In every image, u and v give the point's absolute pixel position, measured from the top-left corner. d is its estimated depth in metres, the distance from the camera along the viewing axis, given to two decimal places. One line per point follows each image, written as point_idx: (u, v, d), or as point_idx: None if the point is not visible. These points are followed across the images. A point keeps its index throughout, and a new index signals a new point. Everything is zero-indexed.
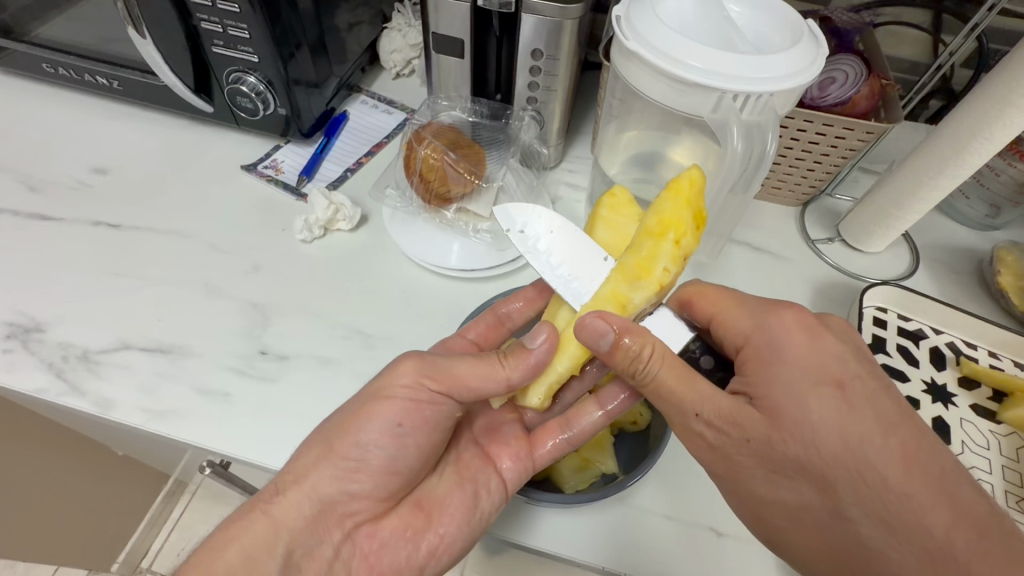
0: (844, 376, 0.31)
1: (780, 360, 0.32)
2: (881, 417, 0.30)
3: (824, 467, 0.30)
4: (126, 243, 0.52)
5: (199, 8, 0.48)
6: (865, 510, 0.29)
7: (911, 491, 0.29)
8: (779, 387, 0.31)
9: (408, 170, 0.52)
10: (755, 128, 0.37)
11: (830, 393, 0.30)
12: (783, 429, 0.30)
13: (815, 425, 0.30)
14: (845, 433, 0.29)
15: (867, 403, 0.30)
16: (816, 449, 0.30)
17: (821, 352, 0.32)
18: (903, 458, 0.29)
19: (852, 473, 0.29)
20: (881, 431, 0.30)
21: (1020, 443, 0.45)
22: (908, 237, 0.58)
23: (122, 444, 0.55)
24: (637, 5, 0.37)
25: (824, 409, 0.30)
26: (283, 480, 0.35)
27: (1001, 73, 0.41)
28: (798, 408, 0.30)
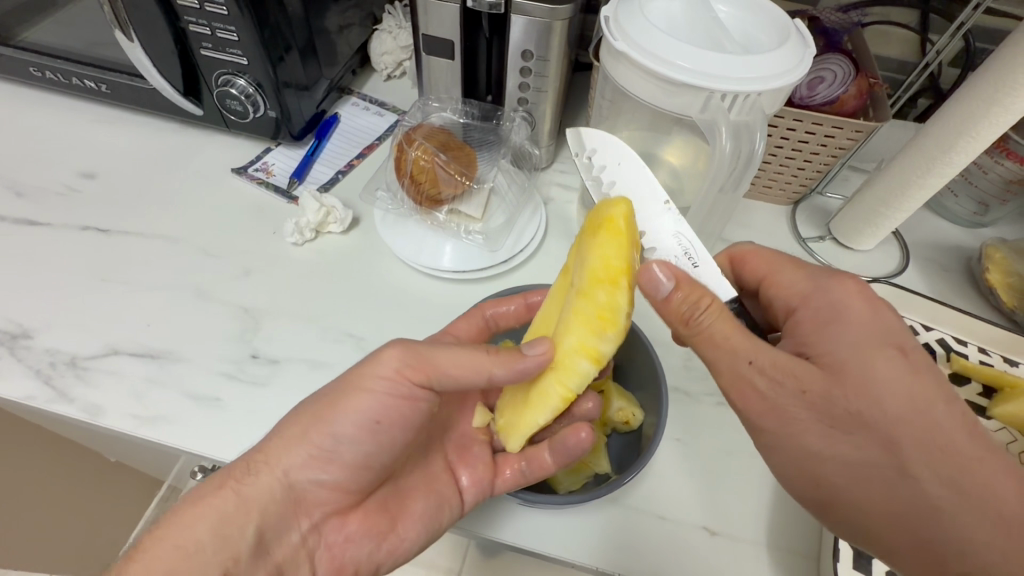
0: (904, 344, 0.30)
1: (841, 324, 0.31)
2: (938, 385, 0.30)
3: (891, 427, 0.29)
4: (115, 248, 0.52)
5: (187, 10, 0.48)
6: (929, 465, 0.28)
7: (971, 454, 0.29)
8: (847, 346, 0.30)
9: (399, 173, 0.52)
10: (742, 129, 0.37)
11: (895, 356, 0.29)
12: (849, 387, 0.29)
13: (884, 386, 0.29)
14: (909, 397, 0.29)
15: (928, 371, 0.30)
16: (884, 409, 0.28)
17: (878, 319, 0.31)
18: (958, 419, 0.29)
19: (919, 434, 0.29)
20: (941, 397, 0.29)
21: (1010, 438, 0.45)
22: (898, 235, 0.59)
23: (114, 450, 0.55)
24: (625, 6, 0.37)
25: (891, 369, 0.29)
26: (250, 459, 0.34)
27: (988, 73, 0.42)
28: (863, 367, 0.29)
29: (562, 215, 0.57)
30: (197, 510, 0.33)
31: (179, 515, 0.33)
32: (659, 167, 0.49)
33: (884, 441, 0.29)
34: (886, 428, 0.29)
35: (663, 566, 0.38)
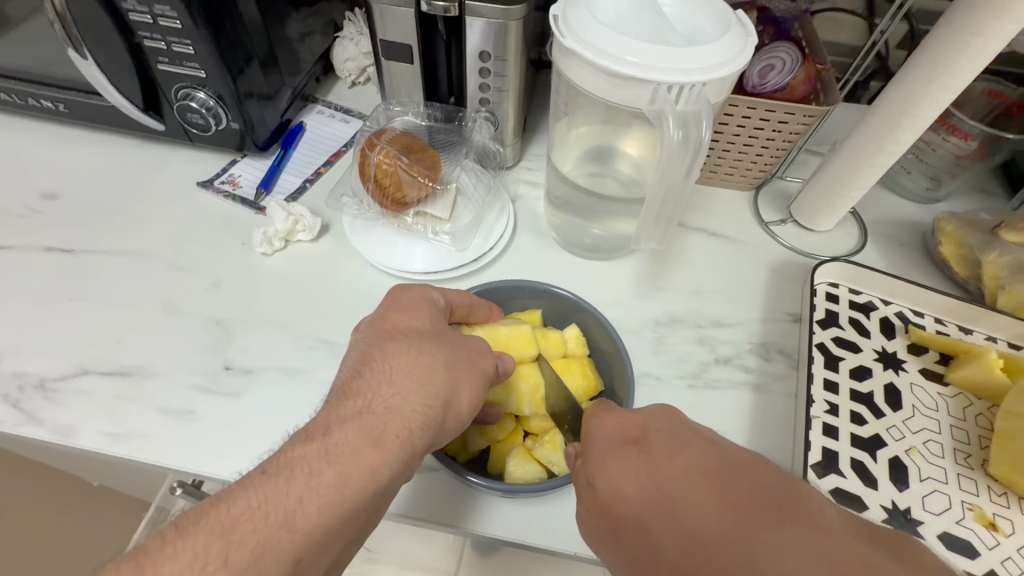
0: (641, 435, 0.31)
1: (594, 432, 0.33)
2: (672, 452, 0.29)
3: (639, 519, 0.28)
4: (80, 268, 0.51)
5: (140, 26, 0.47)
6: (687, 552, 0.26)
7: (711, 507, 0.26)
8: (594, 462, 0.32)
9: (364, 177, 0.53)
10: (691, 117, 0.38)
11: (627, 452, 0.31)
12: (602, 497, 0.30)
13: (620, 486, 0.30)
14: (645, 484, 0.29)
15: (667, 449, 0.30)
16: (627, 509, 0.29)
17: (622, 420, 0.33)
18: (699, 478, 0.28)
19: (666, 516, 0.27)
20: (671, 459, 0.29)
21: (966, 402, 0.47)
22: (856, 214, 0.61)
23: (92, 471, 0.54)
24: (573, 4, 0.39)
25: (620, 467, 0.30)
26: (410, 408, 0.33)
27: (924, 52, 0.43)
28: (604, 477, 0.30)
29: (530, 211, 0.58)
30: (373, 452, 0.30)
31: (350, 451, 0.30)
32: (621, 161, 0.51)
33: (646, 537, 0.28)
34: (640, 526, 0.28)
35: None
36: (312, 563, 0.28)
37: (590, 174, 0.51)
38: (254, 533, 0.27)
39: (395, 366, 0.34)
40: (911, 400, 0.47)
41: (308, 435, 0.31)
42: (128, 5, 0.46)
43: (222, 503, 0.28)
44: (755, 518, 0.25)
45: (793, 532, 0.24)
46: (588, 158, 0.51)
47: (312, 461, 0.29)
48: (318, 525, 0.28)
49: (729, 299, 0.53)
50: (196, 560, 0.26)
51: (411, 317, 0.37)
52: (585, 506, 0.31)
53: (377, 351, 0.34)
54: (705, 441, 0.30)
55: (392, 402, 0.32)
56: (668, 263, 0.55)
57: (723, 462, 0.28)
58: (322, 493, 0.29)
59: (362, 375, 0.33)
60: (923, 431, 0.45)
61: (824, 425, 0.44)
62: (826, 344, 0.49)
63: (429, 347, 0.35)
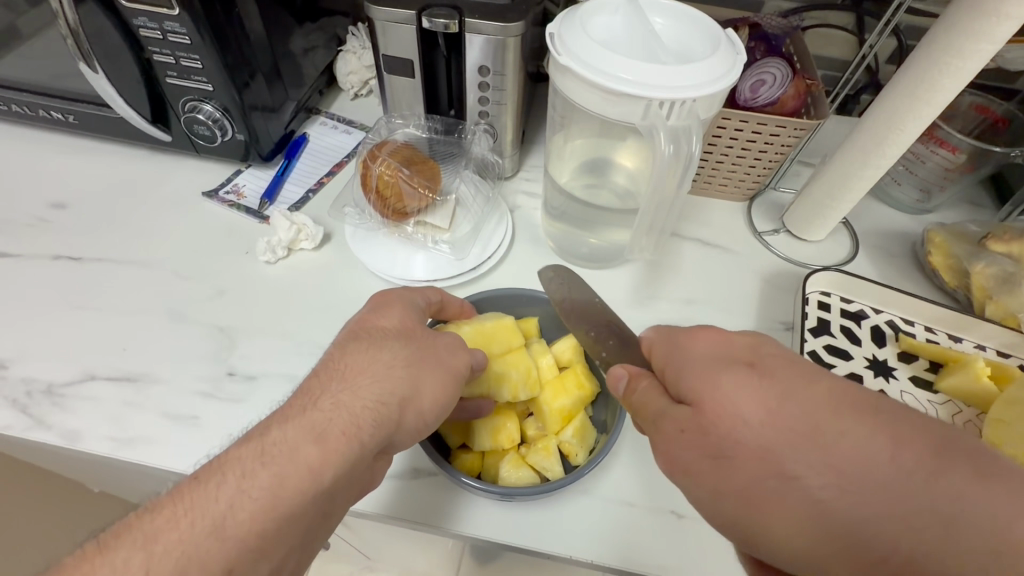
0: (754, 357, 0.30)
1: (693, 355, 0.32)
2: (801, 382, 0.29)
3: (768, 450, 0.27)
4: (87, 275, 0.52)
5: (150, 41, 0.49)
6: (825, 474, 0.26)
7: (870, 443, 0.26)
8: (696, 379, 0.31)
9: (365, 188, 0.54)
10: (682, 132, 0.39)
11: (744, 374, 0.29)
12: (718, 423, 0.28)
13: (741, 412, 0.28)
14: (774, 412, 0.28)
15: (784, 369, 0.29)
16: (752, 436, 0.28)
17: (729, 341, 0.32)
18: (832, 406, 0.28)
19: (803, 448, 0.27)
20: (802, 385, 0.28)
21: (955, 409, 0.48)
22: (847, 224, 0.62)
23: (95, 477, 0.55)
24: (568, 24, 0.40)
25: (740, 387, 0.29)
26: (357, 405, 0.33)
27: (908, 70, 0.45)
28: (722, 401, 0.29)
29: (528, 221, 0.60)
30: (314, 451, 0.30)
31: (288, 450, 0.30)
32: (616, 172, 0.52)
33: (775, 468, 0.27)
34: (765, 458, 0.27)
35: (635, 548, 0.40)
36: (243, 572, 0.28)
37: (586, 185, 0.52)
38: (177, 543, 0.27)
39: (351, 364, 0.35)
40: None
41: (249, 436, 0.31)
42: (139, 21, 0.47)
43: (149, 513, 0.28)
44: (895, 447, 0.26)
45: (932, 457, 0.26)
46: (584, 170, 0.53)
47: (245, 463, 0.30)
48: (247, 530, 0.28)
49: (722, 307, 0.54)
50: (114, 573, 0.26)
51: (383, 318, 0.38)
52: (674, 432, 0.30)
53: (339, 352, 0.36)
54: (826, 372, 0.29)
55: (340, 399, 0.33)
56: (663, 272, 0.57)
57: (859, 397, 0.28)
58: (255, 498, 0.29)
59: (316, 375, 0.34)
60: None
61: None
62: (817, 352, 0.50)
63: (387, 345, 0.36)
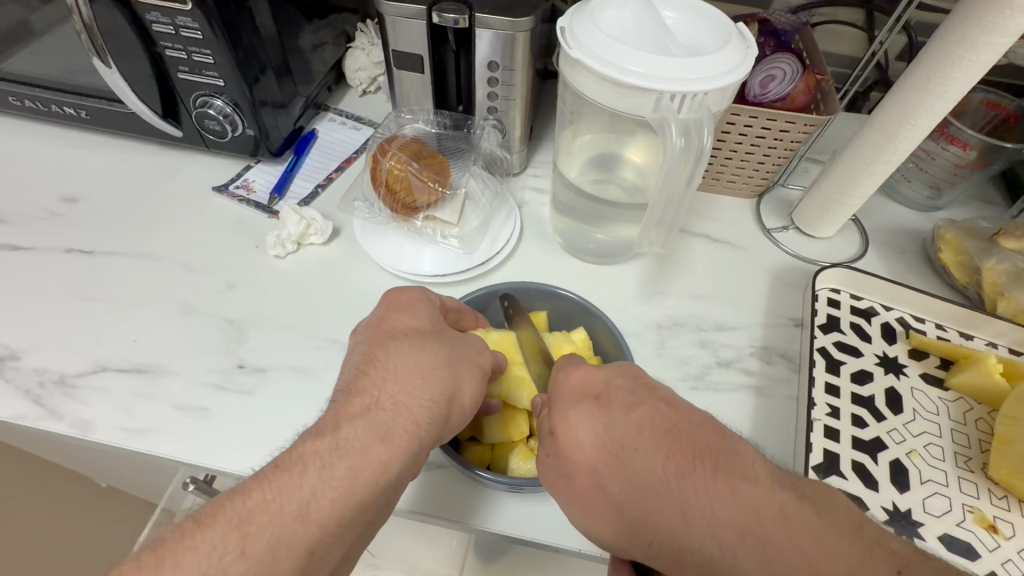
0: (602, 390, 0.36)
1: (557, 386, 0.37)
2: (629, 411, 0.34)
3: (592, 466, 0.34)
4: (99, 268, 0.53)
5: (163, 36, 0.49)
6: (625, 481, 0.32)
7: (657, 462, 0.32)
8: (556, 412, 0.36)
9: (375, 182, 0.54)
10: (693, 125, 0.39)
11: (588, 406, 0.35)
12: (562, 447, 0.35)
13: (579, 438, 0.34)
14: (602, 438, 0.34)
15: (623, 403, 0.35)
16: (583, 456, 0.34)
17: (589, 374, 0.37)
18: (644, 431, 0.33)
19: (617, 466, 0.33)
20: (625, 414, 0.34)
21: (966, 407, 0.48)
22: (856, 221, 0.62)
23: (105, 468, 0.55)
24: (578, 17, 0.40)
25: (581, 420, 0.35)
26: (415, 403, 0.34)
27: (921, 65, 0.44)
28: (565, 428, 0.35)
29: (536, 216, 0.60)
30: (383, 447, 0.32)
31: (359, 445, 0.32)
32: (625, 167, 0.52)
33: (595, 480, 0.34)
34: (589, 472, 0.34)
35: None
36: (324, 554, 0.30)
37: (594, 180, 0.52)
38: (268, 526, 0.29)
39: (398, 363, 0.36)
40: (911, 404, 0.47)
41: (318, 432, 0.33)
42: (151, 16, 0.48)
43: (234, 498, 0.29)
44: (688, 470, 0.31)
45: (708, 482, 0.30)
46: (593, 165, 0.53)
47: (321, 456, 0.31)
48: (330, 516, 0.30)
49: (731, 304, 0.54)
50: (212, 551, 0.27)
51: (411, 318, 0.39)
52: (539, 456, 0.36)
53: (380, 352, 0.37)
54: (657, 400, 0.35)
55: (398, 398, 0.34)
56: (671, 268, 0.56)
57: (669, 421, 0.33)
58: (333, 487, 0.30)
59: (364, 375, 0.35)
60: (923, 435, 0.46)
61: (825, 428, 0.45)
62: (826, 348, 0.50)
63: (429, 345, 0.37)
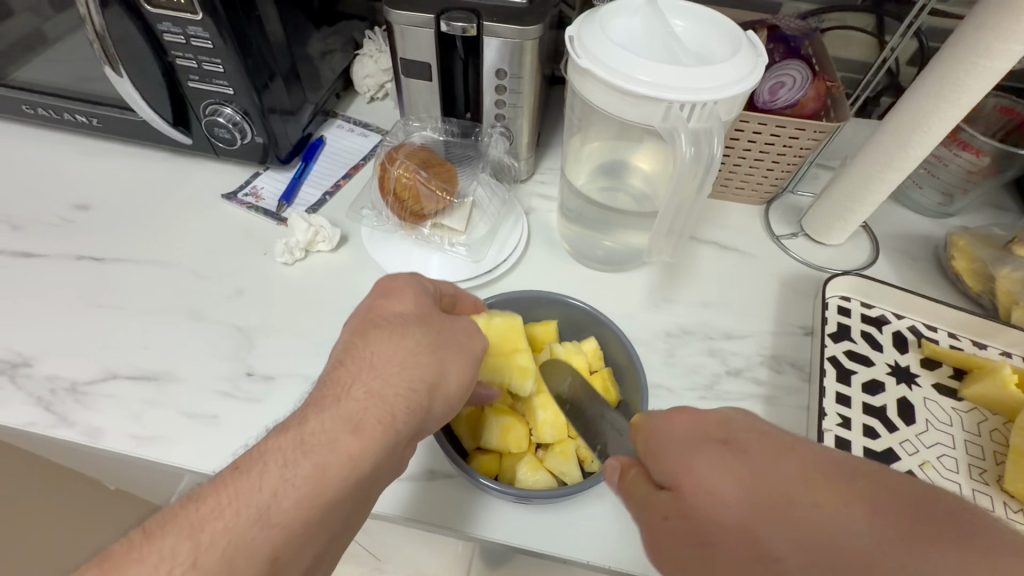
0: (729, 436, 0.30)
1: (663, 432, 0.32)
2: (772, 455, 0.28)
3: (747, 530, 0.26)
4: (110, 275, 0.53)
5: (174, 46, 0.50)
6: (792, 543, 0.25)
7: (844, 512, 0.24)
8: (672, 463, 0.30)
9: (383, 190, 0.54)
10: (702, 134, 0.39)
11: (714, 450, 0.29)
12: (693, 508, 0.28)
13: (713, 490, 0.27)
14: (751, 488, 0.27)
15: (757, 446, 0.28)
16: (732, 517, 0.26)
17: (702, 418, 0.31)
18: (802, 475, 0.26)
19: (781, 526, 0.25)
20: (769, 458, 0.27)
21: (980, 417, 0.47)
22: (867, 228, 0.61)
23: (115, 474, 0.55)
24: (587, 26, 0.40)
25: (710, 468, 0.28)
26: (390, 392, 0.33)
27: (933, 72, 0.44)
28: (691, 478, 0.28)
29: (544, 223, 0.59)
30: (353, 440, 0.31)
31: (327, 439, 0.31)
32: (633, 174, 0.52)
33: (755, 550, 0.26)
34: (745, 543, 0.26)
35: None
36: (289, 558, 0.29)
37: (603, 188, 0.52)
38: (224, 531, 0.28)
39: (376, 352, 0.35)
40: (924, 415, 0.47)
41: (286, 427, 0.32)
42: (163, 26, 0.48)
43: (194, 503, 0.29)
44: (862, 511, 0.24)
45: (887, 521, 0.24)
46: (600, 173, 0.53)
47: (286, 452, 0.30)
48: (294, 518, 0.29)
49: (740, 312, 0.54)
50: (166, 561, 0.27)
51: (396, 304, 0.38)
52: (658, 522, 0.30)
53: (358, 341, 0.35)
54: (789, 437, 0.29)
55: (373, 387, 0.33)
56: (679, 275, 0.56)
57: (819, 458, 0.27)
58: (298, 486, 0.29)
59: (340, 364, 0.35)
60: (937, 446, 0.45)
61: (836, 439, 0.44)
62: (837, 357, 0.49)
63: (409, 332, 0.36)
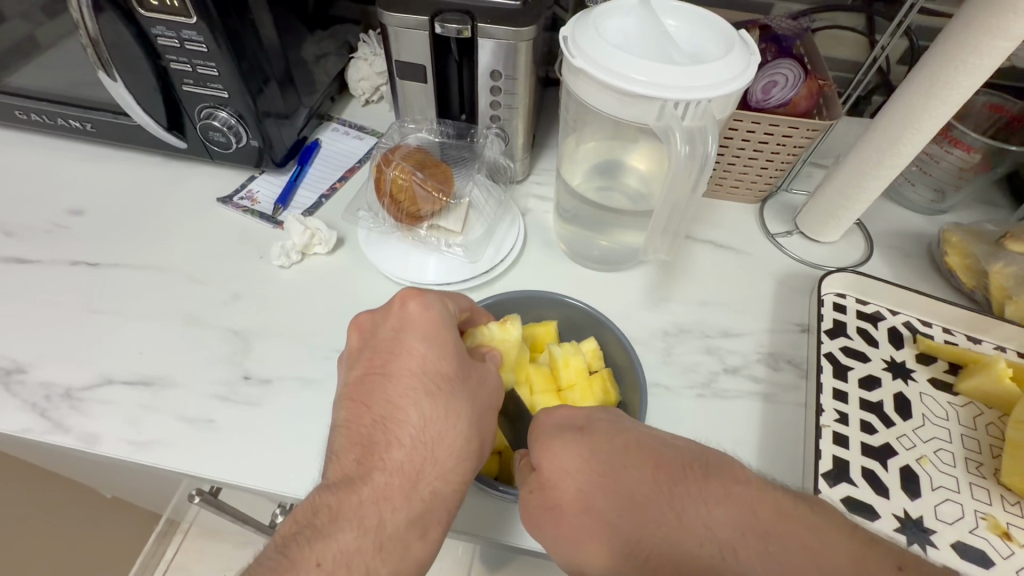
0: (585, 422, 0.34)
1: (538, 424, 0.36)
2: (614, 438, 0.33)
3: (583, 497, 0.31)
4: (105, 280, 0.53)
5: (168, 49, 0.50)
6: (613, 502, 0.30)
7: (649, 478, 0.30)
8: (540, 449, 0.34)
9: (379, 193, 0.54)
10: (697, 132, 0.39)
11: (573, 436, 0.34)
12: (550, 483, 0.33)
13: (565, 468, 0.33)
14: (589, 464, 0.32)
15: (607, 430, 0.33)
16: (575, 490, 0.32)
17: (573, 414, 0.35)
18: (628, 451, 0.32)
19: (605, 488, 0.31)
20: (616, 444, 0.32)
21: (975, 411, 0.47)
22: (861, 225, 0.61)
23: (111, 480, 0.55)
24: (581, 26, 0.41)
25: (568, 452, 0.33)
26: (451, 482, 0.36)
27: (923, 70, 0.44)
28: (551, 461, 0.33)
29: (540, 224, 0.60)
30: (422, 538, 0.34)
31: (401, 539, 0.34)
32: (628, 174, 0.52)
33: (590, 513, 0.31)
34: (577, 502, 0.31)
35: None
36: None
37: (598, 188, 0.52)
38: None
39: (432, 434, 0.36)
40: (921, 410, 0.47)
41: (353, 518, 0.33)
42: (157, 30, 0.48)
43: None
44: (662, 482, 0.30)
45: (698, 491, 0.29)
46: (596, 173, 0.53)
47: (366, 553, 0.32)
48: None
49: (738, 310, 0.54)
50: None
51: (436, 362, 0.38)
52: (527, 496, 0.34)
53: (408, 415, 0.36)
54: (641, 428, 0.34)
55: (436, 481, 0.35)
56: (675, 274, 0.56)
57: (654, 441, 0.32)
58: None
59: (396, 444, 0.36)
60: (934, 441, 0.45)
61: (834, 434, 0.44)
62: (834, 354, 0.50)
63: (460, 409, 0.37)
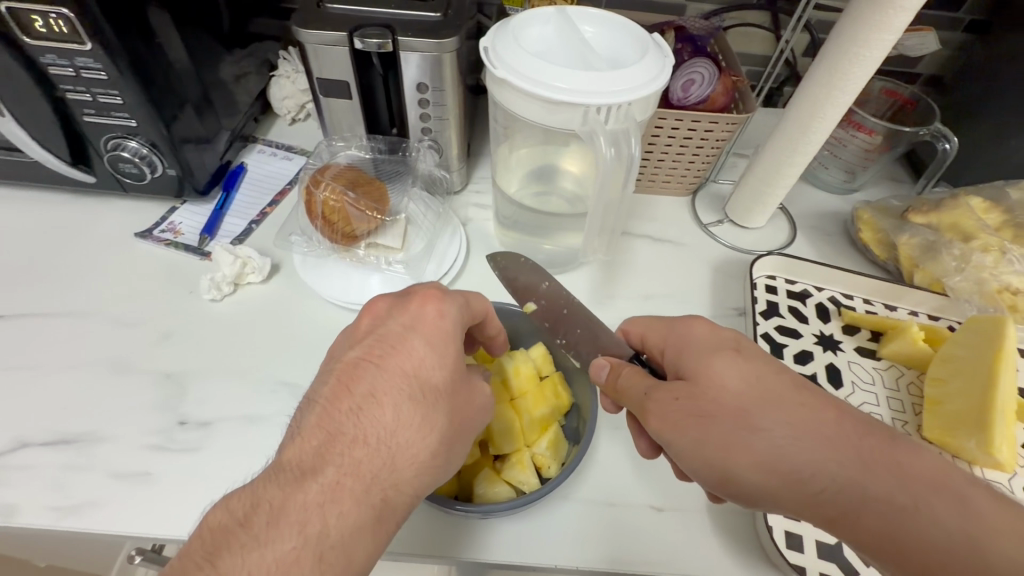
0: (737, 344, 0.36)
1: (688, 339, 0.37)
2: (769, 366, 0.34)
3: (742, 409, 0.32)
4: (11, 334, 0.48)
5: (62, 79, 0.46)
6: (785, 419, 0.32)
7: (827, 415, 0.32)
8: (690, 364, 0.35)
9: (311, 215, 0.52)
10: (621, 135, 0.40)
11: (728, 355, 0.35)
12: (701, 390, 0.33)
13: (722, 382, 0.33)
14: (751, 385, 0.33)
15: (756, 356, 0.35)
16: (730, 401, 0.33)
17: (716, 338, 0.36)
18: (780, 381, 0.33)
19: (772, 408, 0.32)
20: (776, 373, 0.34)
21: (897, 373, 0.51)
22: (784, 209, 0.65)
23: (38, 550, 0.50)
24: (500, 36, 0.41)
25: (725, 367, 0.34)
26: (407, 492, 0.32)
27: (822, 63, 0.47)
28: (705, 371, 0.34)
29: (482, 233, 0.59)
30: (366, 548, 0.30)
31: (342, 547, 0.29)
32: (562, 177, 0.53)
33: (747, 423, 0.32)
34: (740, 417, 0.32)
35: (619, 547, 0.41)
36: None
37: (535, 194, 0.53)
38: None
39: (402, 442, 0.32)
40: (850, 377, 0.50)
41: (288, 519, 0.28)
42: (47, 59, 0.44)
43: None
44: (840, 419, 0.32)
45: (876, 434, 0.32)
46: (532, 179, 0.53)
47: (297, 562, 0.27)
48: None
49: (679, 301, 0.56)
50: None
51: (429, 367, 0.35)
52: (665, 401, 0.34)
53: (389, 417, 0.32)
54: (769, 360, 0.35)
55: (391, 486, 0.31)
56: (618, 271, 0.58)
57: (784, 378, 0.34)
58: None
59: (361, 441, 0.32)
60: (863, 406, 0.49)
61: None
62: (769, 334, 0.52)
63: (438, 418, 0.33)
